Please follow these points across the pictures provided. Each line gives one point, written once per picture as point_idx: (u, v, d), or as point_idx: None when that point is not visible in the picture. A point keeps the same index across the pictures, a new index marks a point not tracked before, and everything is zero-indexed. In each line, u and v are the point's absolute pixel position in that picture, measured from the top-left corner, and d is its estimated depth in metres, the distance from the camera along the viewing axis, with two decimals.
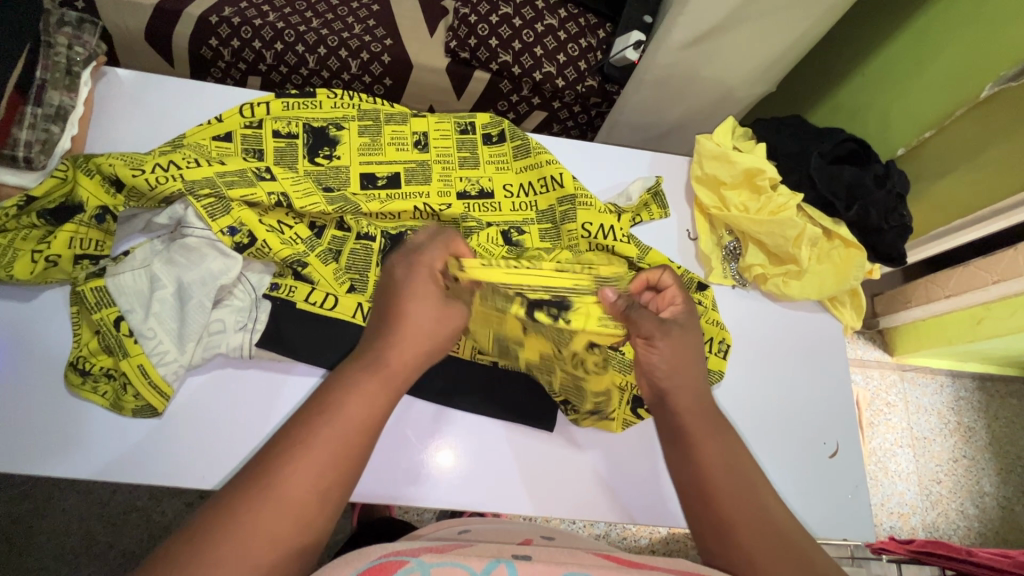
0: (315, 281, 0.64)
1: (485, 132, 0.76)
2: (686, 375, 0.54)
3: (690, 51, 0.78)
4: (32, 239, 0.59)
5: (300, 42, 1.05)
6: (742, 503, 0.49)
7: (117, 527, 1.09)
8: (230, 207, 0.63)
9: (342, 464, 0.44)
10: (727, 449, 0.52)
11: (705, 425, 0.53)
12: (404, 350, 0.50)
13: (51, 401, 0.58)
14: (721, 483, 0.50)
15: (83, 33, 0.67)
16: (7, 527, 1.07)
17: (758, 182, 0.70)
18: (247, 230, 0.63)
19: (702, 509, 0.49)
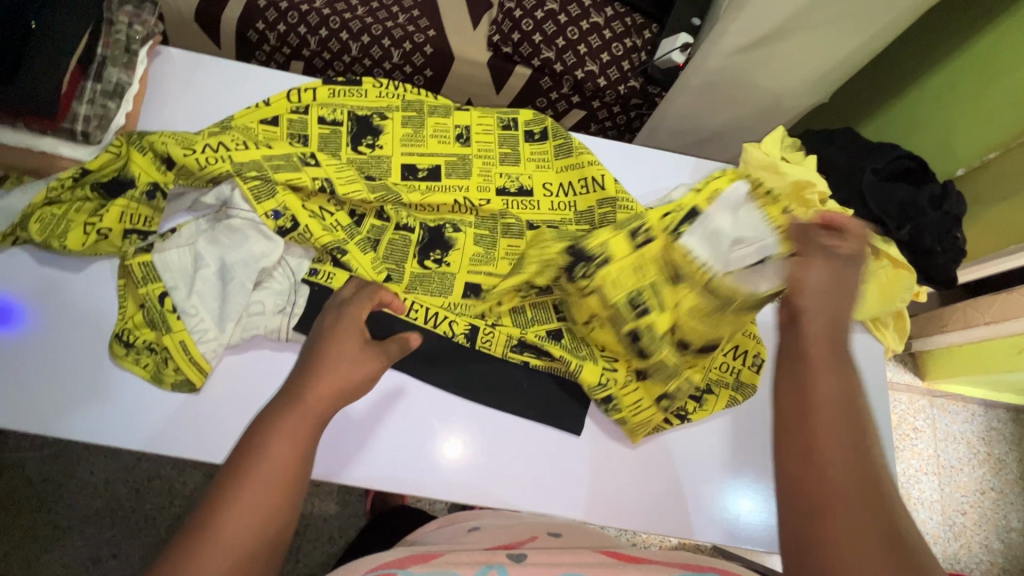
0: (353, 269, 0.64)
1: (528, 129, 0.76)
2: (825, 302, 0.46)
3: (741, 57, 0.76)
4: (85, 212, 0.60)
5: (345, 30, 1.06)
6: (852, 475, 0.38)
7: (140, 493, 1.12)
8: (276, 190, 0.63)
9: (273, 492, 0.42)
10: (848, 393, 0.42)
11: (829, 361, 0.43)
12: (325, 384, 0.49)
13: (96, 368, 0.60)
14: (832, 416, 0.40)
15: (144, 12, 0.68)
16: (38, 485, 1.11)
17: (807, 196, 0.66)
18: (291, 215, 0.63)
19: (796, 435, 0.41)
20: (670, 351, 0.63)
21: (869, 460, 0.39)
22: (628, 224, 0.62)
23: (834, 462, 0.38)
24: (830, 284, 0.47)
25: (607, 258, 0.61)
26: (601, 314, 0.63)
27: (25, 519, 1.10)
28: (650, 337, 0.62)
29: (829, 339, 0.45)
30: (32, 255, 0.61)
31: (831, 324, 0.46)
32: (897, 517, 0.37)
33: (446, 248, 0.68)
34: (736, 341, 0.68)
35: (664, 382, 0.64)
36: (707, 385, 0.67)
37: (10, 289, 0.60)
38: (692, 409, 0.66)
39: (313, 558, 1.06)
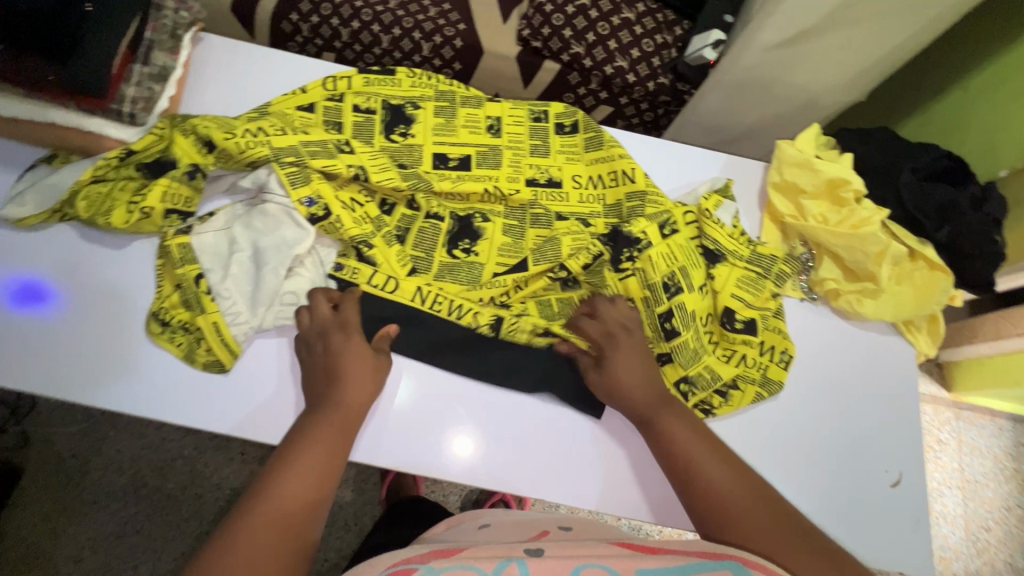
0: (377, 264, 0.65)
1: (558, 122, 0.76)
2: (643, 371, 0.62)
3: (778, 52, 0.75)
4: (129, 190, 0.62)
5: (377, 22, 1.09)
6: (725, 476, 0.56)
7: (163, 472, 1.16)
8: (310, 177, 0.64)
9: (309, 478, 0.53)
10: (690, 428, 0.59)
11: (666, 415, 0.60)
12: (356, 387, 0.59)
13: (133, 345, 0.61)
14: (692, 458, 0.57)
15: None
16: (67, 460, 1.15)
17: (841, 194, 0.66)
18: (324, 204, 0.64)
19: (686, 486, 0.56)
20: (696, 334, 0.65)
21: (723, 469, 0.56)
22: (657, 216, 0.67)
23: (706, 481, 0.56)
24: (633, 366, 0.62)
25: (648, 244, 0.66)
26: (637, 296, 0.66)
27: (53, 492, 1.14)
28: (681, 317, 0.65)
29: (662, 401, 0.61)
30: (77, 233, 0.63)
31: (652, 386, 0.61)
32: (763, 493, 0.55)
33: (475, 237, 0.68)
34: (764, 337, 0.67)
35: (685, 367, 0.65)
36: (731, 380, 0.65)
37: (53, 265, 0.62)
38: (717, 403, 0.64)
39: (328, 544, 1.08)
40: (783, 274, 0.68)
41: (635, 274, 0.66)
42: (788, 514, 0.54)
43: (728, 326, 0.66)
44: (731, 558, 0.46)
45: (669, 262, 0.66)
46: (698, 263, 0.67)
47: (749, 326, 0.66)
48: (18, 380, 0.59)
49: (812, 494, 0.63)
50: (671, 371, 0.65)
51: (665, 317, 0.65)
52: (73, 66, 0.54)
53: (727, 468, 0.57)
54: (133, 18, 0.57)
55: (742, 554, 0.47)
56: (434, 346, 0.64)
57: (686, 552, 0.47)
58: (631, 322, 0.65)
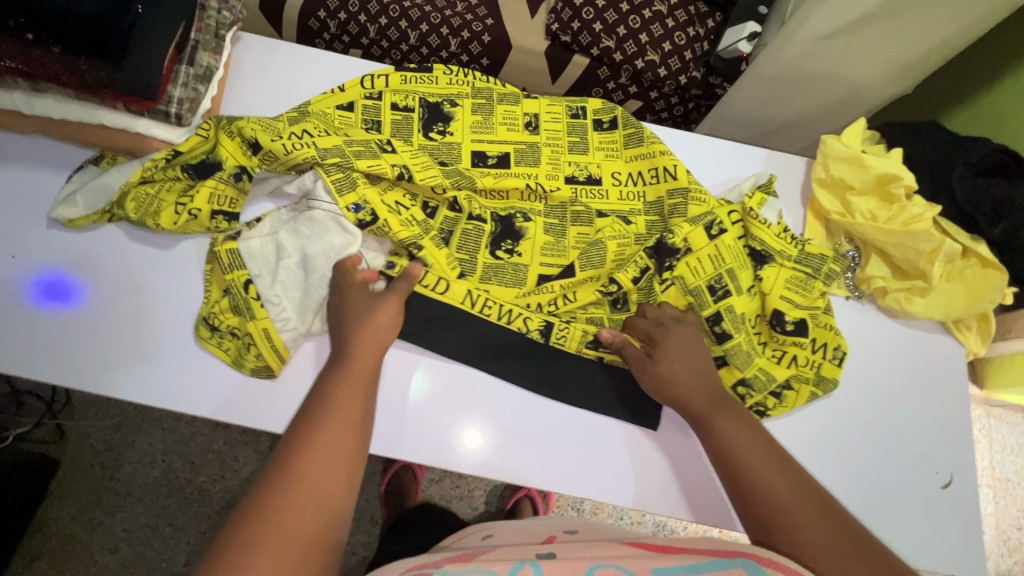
0: (429, 264, 0.65)
1: (596, 118, 0.76)
2: (693, 367, 0.62)
3: (824, 45, 0.73)
4: (175, 191, 0.62)
5: (404, 18, 1.10)
6: (777, 474, 0.54)
7: (194, 465, 1.18)
8: (356, 182, 0.64)
9: (340, 450, 0.50)
10: (743, 427, 0.58)
11: (716, 412, 0.59)
12: (370, 346, 0.57)
13: (182, 347, 0.62)
14: (743, 456, 0.56)
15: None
16: (101, 453, 1.18)
17: (892, 189, 0.64)
18: (371, 208, 0.64)
19: (737, 485, 0.54)
20: (747, 336, 0.65)
21: (777, 468, 0.54)
22: (700, 218, 0.67)
23: (758, 479, 0.54)
24: (688, 363, 0.62)
25: (688, 249, 0.66)
26: (679, 303, 0.67)
27: (89, 484, 1.16)
28: (731, 320, 0.65)
29: (710, 398, 0.60)
30: (126, 233, 0.64)
31: (707, 385, 0.61)
32: (820, 494, 0.53)
33: (518, 238, 0.68)
34: (817, 335, 0.66)
35: (741, 368, 0.65)
36: (785, 380, 0.65)
37: (102, 266, 0.63)
38: (772, 404, 0.64)
39: (357, 539, 1.09)
40: (833, 273, 0.67)
41: (676, 283, 0.67)
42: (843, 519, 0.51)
43: (778, 328, 0.65)
44: (744, 555, 0.44)
45: (716, 264, 0.66)
46: (744, 262, 0.67)
47: (801, 326, 0.65)
48: (73, 378, 0.60)
49: (859, 494, 0.63)
50: (725, 373, 0.65)
51: (711, 322, 0.65)
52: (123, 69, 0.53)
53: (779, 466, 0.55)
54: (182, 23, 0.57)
55: (754, 552, 0.45)
56: (476, 347, 0.65)
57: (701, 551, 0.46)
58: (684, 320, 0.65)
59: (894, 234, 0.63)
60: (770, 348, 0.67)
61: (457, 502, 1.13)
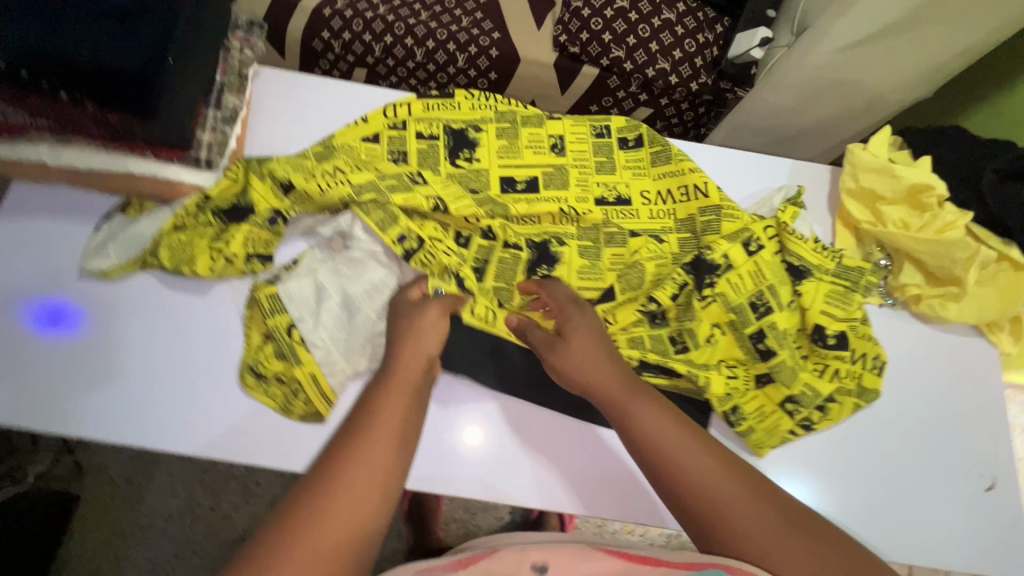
0: (473, 292, 0.65)
1: (622, 136, 0.76)
2: (600, 354, 0.59)
3: (844, 56, 0.74)
4: (207, 237, 0.62)
5: (410, 35, 1.09)
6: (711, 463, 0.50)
7: (217, 492, 1.17)
8: (396, 215, 0.64)
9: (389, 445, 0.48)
10: (666, 418, 0.54)
11: (638, 400, 0.55)
12: (413, 349, 0.57)
13: (226, 395, 0.61)
14: (670, 448, 0.51)
15: (253, 36, 0.65)
16: (122, 485, 1.16)
17: (923, 200, 0.65)
18: (415, 236, 0.64)
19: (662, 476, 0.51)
20: (791, 353, 0.66)
21: (711, 457, 0.51)
22: (740, 234, 0.68)
23: (691, 468, 0.50)
24: (584, 346, 0.60)
25: (729, 266, 0.67)
26: (724, 320, 0.67)
27: (112, 518, 1.15)
28: (774, 336, 0.66)
29: (626, 387, 0.57)
30: (160, 281, 0.63)
31: (614, 367, 0.58)
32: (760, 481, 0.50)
33: (553, 263, 0.69)
34: (856, 346, 0.66)
35: (788, 386, 0.66)
36: (830, 394, 0.66)
37: (137, 316, 0.62)
38: (818, 417, 0.66)
39: (386, 555, 1.10)
40: (872, 285, 0.68)
41: (718, 299, 0.67)
42: (784, 503, 0.49)
43: (819, 343, 0.66)
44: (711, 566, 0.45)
45: (756, 280, 0.67)
46: (781, 275, 0.67)
47: (841, 341, 0.66)
48: (110, 433, 0.59)
49: (903, 500, 0.64)
50: (772, 391, 0.66)
51: (752, 337, 0.66)
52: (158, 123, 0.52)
53: (715, 453, 0.51)
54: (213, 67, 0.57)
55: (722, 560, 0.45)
56: (526, 377, 0.65)
57: (672, 564, 0.47)
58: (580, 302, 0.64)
59: (928, 244, 0.64)
60: (812, 362, 0.67)
61: (483, 515, 1.13)
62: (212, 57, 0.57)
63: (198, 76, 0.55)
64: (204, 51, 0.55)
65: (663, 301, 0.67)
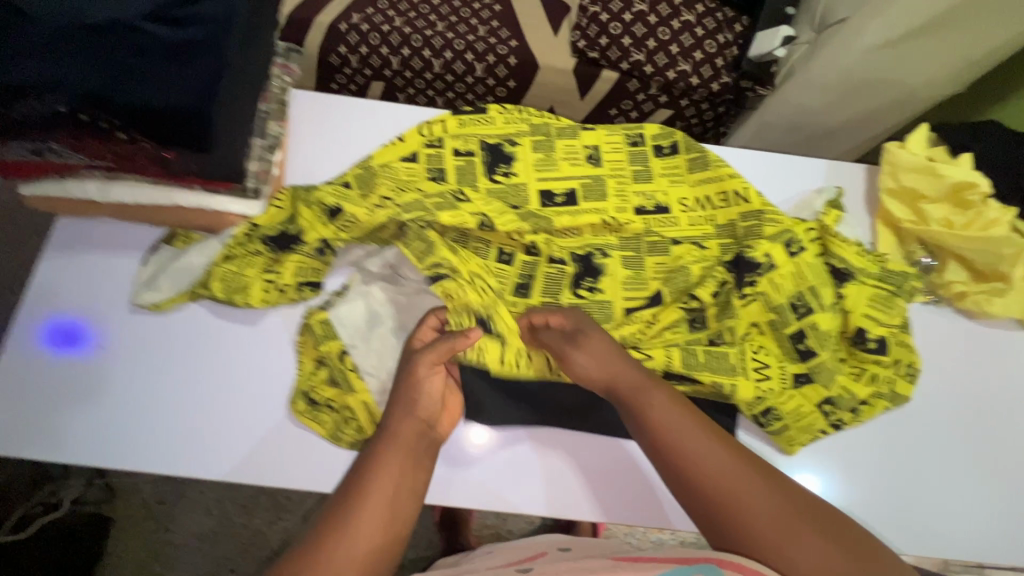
0: (503, 340, 0.62)
1: (656, 144, 0.76)
2: (613, 357, 0.59)
3: (882, 54, 0.75)
4: (258, 266, 0.62)
5: (427, 47, 1.08)
6: (721, 455, 0.51)
7: (249, 508, 1.16)
8: (433, 247, 0.61)
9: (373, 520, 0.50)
10: (679, 413, 0.54)
11: (651, 396, 0.56)
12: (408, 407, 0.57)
13: (280, 423, 0.61)
14: (683, 441, 0.52)
15: (291, 62, 0.66)
16: (154, 506, 1.15)
17: (968, 197, 0.65)
18: (448, 268, 0.61)
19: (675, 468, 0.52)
20: (834, 354, 0.66)
21: (723, 451, 0.51)
22: (780, 236, 0.68)
23: (703, 461, 0.51)
24: (600, 352, 0.59)
25: (771, 266, 0.67)
26: (764, 320, 0.67)
27: (146, 538, 1.14)
28: (815, 336, 0.66)
29: (638, 383, 0.57)
30: (210, 311, 0.63)
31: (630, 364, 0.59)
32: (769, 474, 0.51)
33: (597, 275, 0.69)
34: (903, 346, 0.66)
35: (826, 387, 0.66)
36: (864, 397, 0.66)
37: (189, 345, 0.62)
38: (847, 417, 0.66)
39: (420, 563, 1.11)
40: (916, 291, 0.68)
41: (759, 297, 0.66)
42: (795, 495, 0.49)
43: (860, 346, 0.66)
44: (703, 560, 0.44)
45: (797, 282, 0.66)
46: (824, 278, 0.67)
47: (882, 346, 0.66)
48: (169, 465, 0.59)
49: (956, 496, 0.65)
50: (810, 391, 0.66)
51: (799, 344, 0.66)
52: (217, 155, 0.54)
53: (726, 446, 0.52)
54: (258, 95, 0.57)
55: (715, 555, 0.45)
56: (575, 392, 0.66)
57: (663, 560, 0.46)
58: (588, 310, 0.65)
59: (973, 242, 0.64)
60: (849, 365, 0.67)
61: (514, 519, 1.14)
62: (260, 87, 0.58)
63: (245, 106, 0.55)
64: (252, 80, 0.56)
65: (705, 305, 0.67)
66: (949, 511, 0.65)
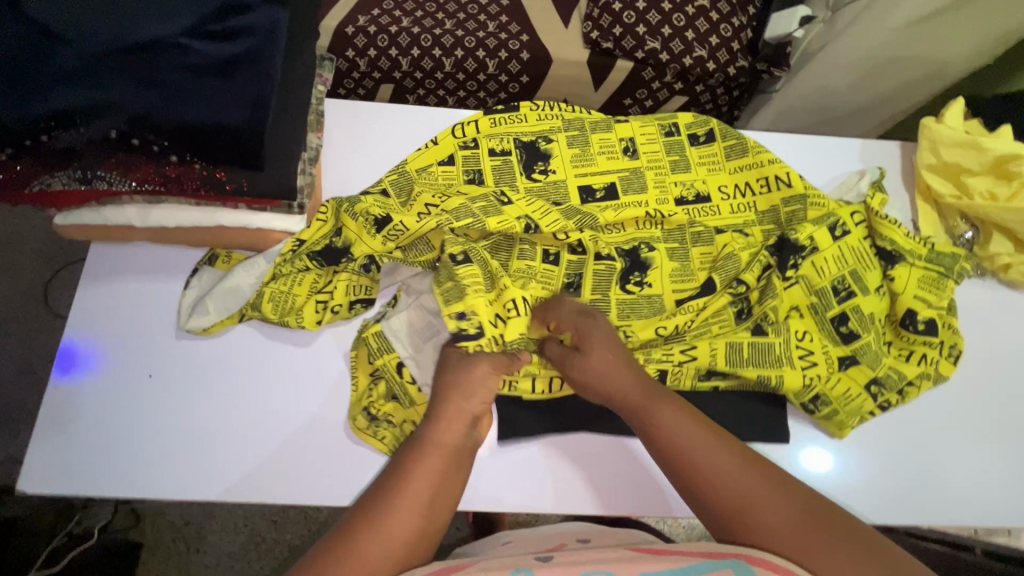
0: (535, 373, 0.64)
1: (691, 132, 0.75)
2: (616, 364, 0.58)
3: (912, 30, 0.75)
4: (306, 283, 0.61)
5: (437, 46, 1.06)
6: (733, 459, 0.50)
7: (279, 524, 1.12)
8: (464, 291, 0.59)
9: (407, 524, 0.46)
10: (688, 418, 0.54)
11: (658, 402, 0.55)
12: (455, 410, 0.54)
13: (342, 441, 0.60)
14: (692, 446, 0.51)
15: (325, 70, 0.64)
16: (182, 528, 1.10)
17: (1011, 168, 0.65)
18: (475, 319, 0.58)
19: (686, 473, 0.51)
20: (875, 335, 0.66)
21: (734, 455, 0.50)
22: (824, 219, 0.68)
23: (713, 466, 0.50)
24: (605, 359, 0.58)
25: (813, 249, 0.67)
26: (804, 302, 0.68)
27: (176, 563, 1.09)
28: (857, 319, 0.66)
29: (644, 389, 0.57)
30: (259, 330, 0.63)
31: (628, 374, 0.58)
32: (784, 479, 0.49)
33: (645, 269, 0.68)
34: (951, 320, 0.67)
35: (873, 367, 0.65)
36: (914, 377, 0.66)
37: (244, 368, 0.62)
38: (895, 402, 0.65)
39: None
40: (966, 272, 0.68)
41: (802, 280, 0.67)
42: (812, 499, 0.48)
43: (905, 326, 0.67)
44: (732, 556, 0.43)
45: (840, 265, 0.67)
46: (869, 257, 0.68)
47: (931, 326, 0.66)
48: (233, 491, 0.58)
49: (1014, 463, 0.66)
50: (856, 372, 0.66)
51: (849, 328, 0.66)
52: (269, 175, 0.52)
53: (738, 452, 0.51)
54: (306, 109, 0.56)
55: (743, 551, 0.44)
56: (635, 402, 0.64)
57: (689, 553, 0.45)
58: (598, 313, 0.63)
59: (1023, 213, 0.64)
60: (896, 347, 0.68)
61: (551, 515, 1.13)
62: (309, 105, 0.56)
63: (296, 121, 0.54)
64: (296, 92, 0.54)
65: (754, 289, 0.67)
66: (1010, 479, 0.65)
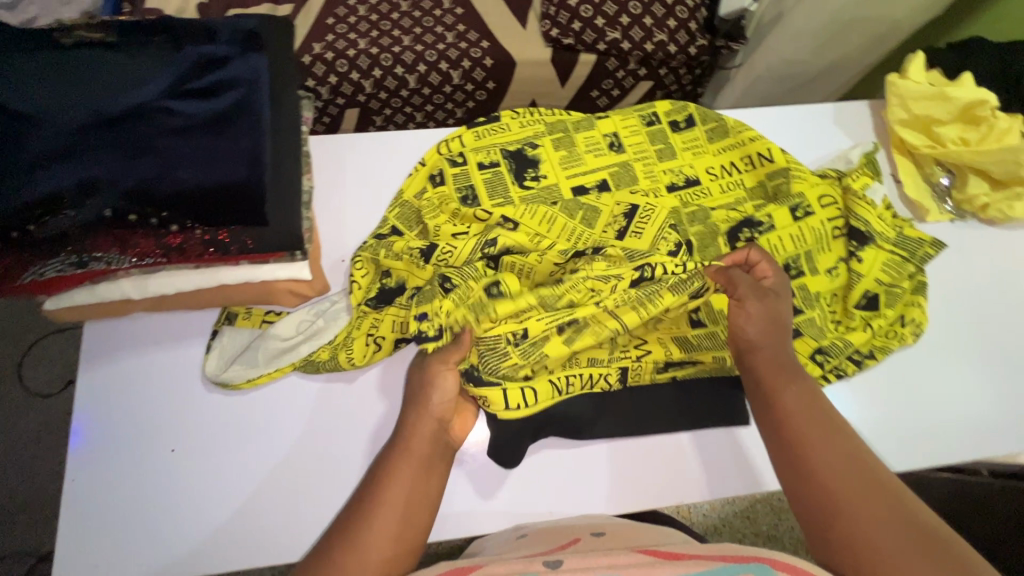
0: (503, 383, 0.57)
1: (672, 119, 0.77)
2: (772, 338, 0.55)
3: None
4: (360, 324, 0.61)
5: (398, 64, 1.04)
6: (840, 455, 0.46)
7: None
8: (431, 295, 0.55)
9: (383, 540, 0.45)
10: (804, 398, 0.51)
11: (776, 377, 0.53)
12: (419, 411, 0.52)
13: None
14: (799, 425, 0.49)
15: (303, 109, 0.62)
16: None
17: (978, 113, 0.69)
18: (439, 323, 0.53)
19: (784, 450, 0.49)
20: (820, 310, 0.67)
21: (847, 450, 0.47)
22: (789, 200, 0.70)
23: (813, 449, 0.47)
24: (760, 316, 0.56)
25: (772, 226, 0.68)
26: None
27: None
28: (801, 297, 0.67)
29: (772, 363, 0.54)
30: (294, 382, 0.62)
31: (772, 344, 0.55)
32: (895, 491, 0.44)
33: None
34: None
35: (816, 338, 0.66)
36: (865, 347, 0.67)
37: (283, 424, 0.60)
38: (852, 369, 0.66)
39: None
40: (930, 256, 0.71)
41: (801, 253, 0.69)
42: (919, 520, 0.42)
43: (852, 303, 0.69)
44: (757, 560, 0.39)
45: (797, 243, 0.69)
46: (845, 222, 0.70)
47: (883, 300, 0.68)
48: (271, 556, 0.55)
49: None
50: (800, 345, 0.65)
51: (847, 288, 0.69)
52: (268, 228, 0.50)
53: (850, 449, 0.47)
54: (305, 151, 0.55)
55: (769, 556, 0.40)
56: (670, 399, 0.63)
57: (705, 556, 0.41)
58: (781, 283, 0.59)
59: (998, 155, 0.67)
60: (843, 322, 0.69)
61: None
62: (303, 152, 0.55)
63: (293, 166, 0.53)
64: (286, 138, 0.53)
65: None
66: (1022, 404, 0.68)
